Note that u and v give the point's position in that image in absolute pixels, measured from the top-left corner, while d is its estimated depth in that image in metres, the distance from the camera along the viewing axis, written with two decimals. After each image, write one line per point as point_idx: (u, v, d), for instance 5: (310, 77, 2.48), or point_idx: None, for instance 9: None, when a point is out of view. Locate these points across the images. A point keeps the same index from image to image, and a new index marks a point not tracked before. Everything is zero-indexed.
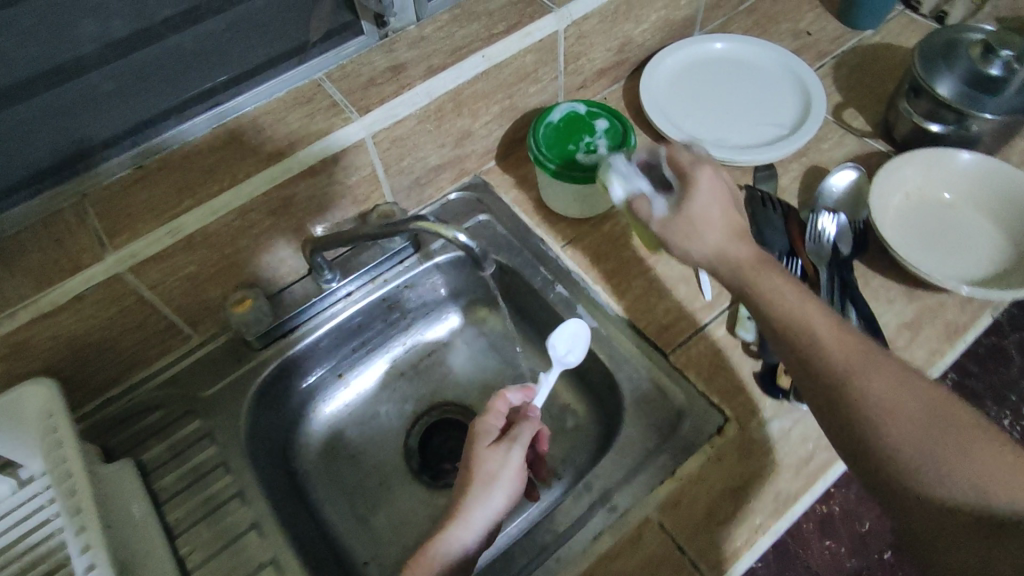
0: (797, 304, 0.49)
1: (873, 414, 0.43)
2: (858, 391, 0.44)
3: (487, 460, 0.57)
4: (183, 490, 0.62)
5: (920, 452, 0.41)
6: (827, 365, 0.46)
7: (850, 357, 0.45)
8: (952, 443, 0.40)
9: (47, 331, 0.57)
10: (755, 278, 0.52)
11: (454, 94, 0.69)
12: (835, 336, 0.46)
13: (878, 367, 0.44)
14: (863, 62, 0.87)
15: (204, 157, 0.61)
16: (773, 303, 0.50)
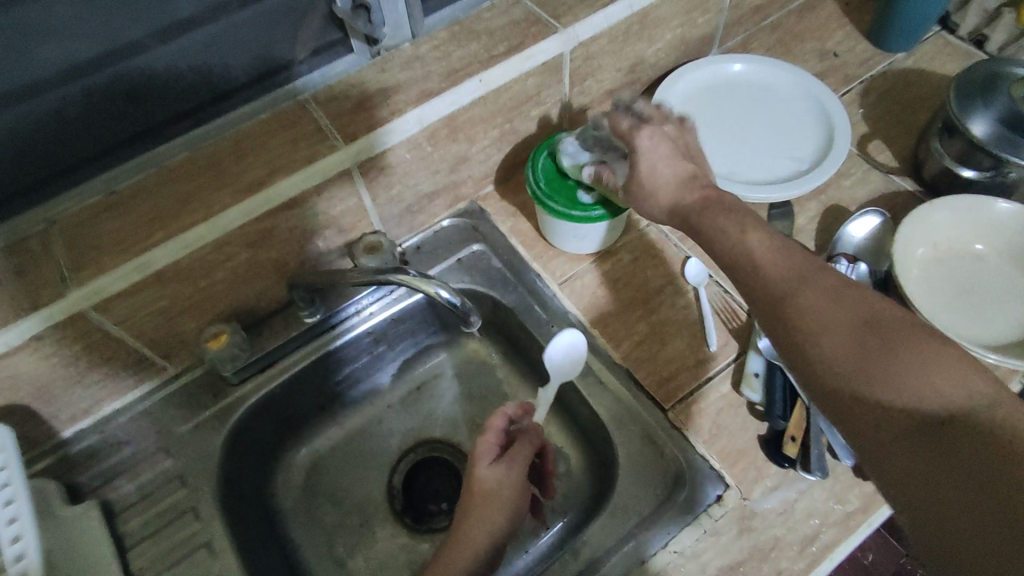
0: (766, 262, 0.46)
1: (856, 376, 0.40)
2: (795, 305, 0.44)
3: (488, 483, 0.55)
4: (151, 534, 0.59)
5: (853, 361, 0.41)
6: (767, 285, 0.46)
7: (823, 309, 0.43)
8: (887, 350, 0.40)
9: (5, 370, 0.54)
10: (700, 221, 0.51)
11: (448, 120, 0.64)
12: (773, 257, 0.46)
13: (851, 316, 0.42)
14: (893, 89, 0.81)
15: (179, 186, 0.58)
16: (743, 264, 0.47)
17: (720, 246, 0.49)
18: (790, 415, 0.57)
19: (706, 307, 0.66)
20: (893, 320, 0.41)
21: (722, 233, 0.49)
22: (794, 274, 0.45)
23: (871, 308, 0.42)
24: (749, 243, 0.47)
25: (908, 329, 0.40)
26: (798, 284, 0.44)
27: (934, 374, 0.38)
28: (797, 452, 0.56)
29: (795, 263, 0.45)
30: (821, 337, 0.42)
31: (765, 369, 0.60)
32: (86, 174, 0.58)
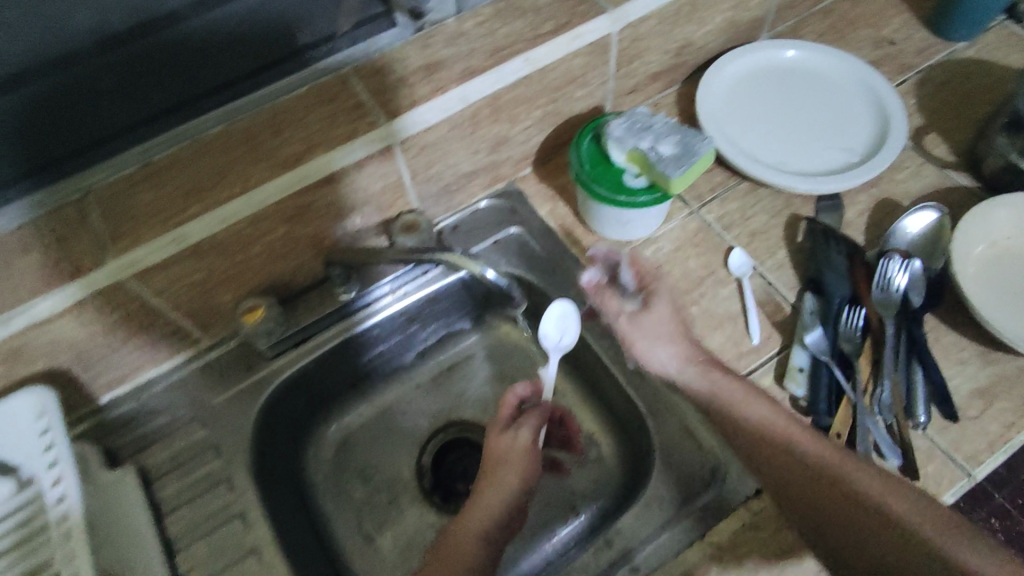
0: (818, 455, 0.51)
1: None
2: (841, 488, 0.49)
3: (497, 447, 0.58)
4: (185, 503, 0.59)
5: (901, 528, 0.47)
6: (813, 492, 0.50)
7: (875, 493, 0.49)
8: (926, 524, 0.46)
9: (45, 336, 0.54)
10: (733, 404, 0.55)
11: (492, 98, 0.63)
12: (812, 452, 0.51)
13: (902, 500, 0.48)
14: (951, 79, 0.78)
15: (216, 155, 0.57)
16: (779, 439, 0.52)
17: (761, 419, 0.53)
18: (836, 411, 0.57)
19: (750, 300, 0.64)
20: (926, 503, 0.48)
21: (765, 415, 0.54)
22: (840, 462, 0.50)
23: (917, 498, 0.48)
24: (800, 449, 0.51)
25: (947, 514, 0.47)
26: (848, 473, 0.50)
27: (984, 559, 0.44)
28: None
29: (841, 453, 0.51)
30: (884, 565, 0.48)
31: (810, 364, 0.59)
32: (120, 146, 0.56)
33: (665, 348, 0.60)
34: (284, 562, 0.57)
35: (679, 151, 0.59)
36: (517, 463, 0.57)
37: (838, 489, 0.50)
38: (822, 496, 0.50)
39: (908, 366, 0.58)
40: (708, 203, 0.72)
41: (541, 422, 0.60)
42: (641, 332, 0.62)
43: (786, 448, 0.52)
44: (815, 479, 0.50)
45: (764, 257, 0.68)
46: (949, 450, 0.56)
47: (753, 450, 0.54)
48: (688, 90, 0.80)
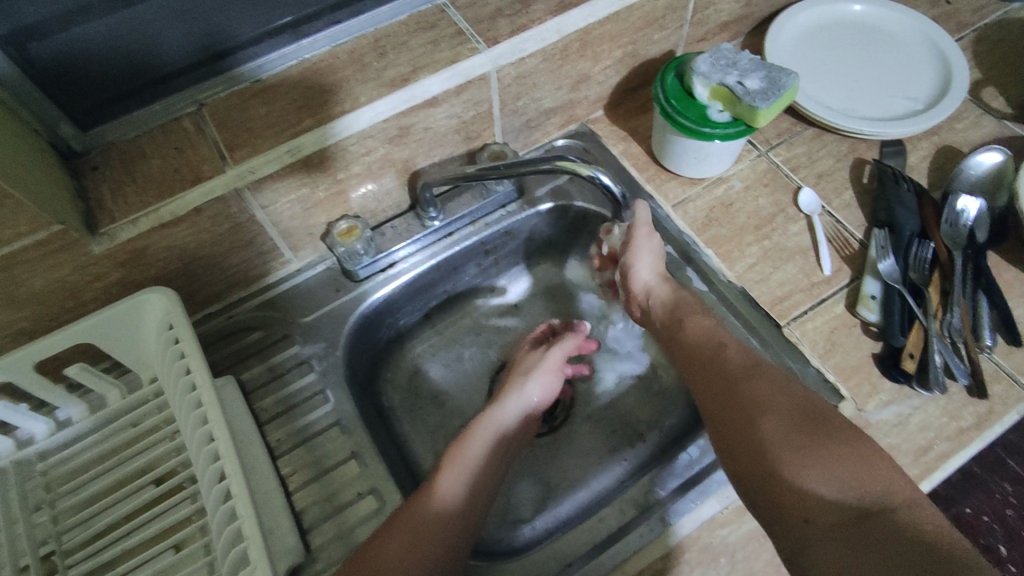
0: (731, 359, 0.53)
1: (792, 485, 0.43)
2: (749, 393, 0.49)
3: (529, 359, 0.68)
4: (283, 414, 0.62)
5: (793, 440, 0.45)
6: (728, 399, 0.50)
7: (770, 393, 0.49)
8: (821, 440, 0.44)
9: (164, 241, 0.57)
10: (677, 321, 0.60)
11: (583, 33, 0.65)
12: (735, 359, 0.53)
13: (794, 400, 0.48)
14: (1007, 38, 0.81)
15: (324, 75, 0.59)
16: (710, 350, 0.55)
17: (695, 332, 0.57)
18: (909, 333, 0.59)
19: (821, 235, 0.68)
20: (815, 404, 0.47)
21: (701, 328, 0.57)
22: (751, 366, 0.52)
23: (809, 400, 0.48)
24: (724, 353, 0.54)
25: (832, 414, 0.46)
26: (750, 373, 0.51)
27: (855, 449, 0.43)
28: (915, 368, 0.58)
29: (755, 361, 0.52)
30: (766, 447, 0.46)
31: (882, 292, 0.62)
32: (232, 63, 0.58)
33: (652, 268, 0.64)
34: (382, 468, 0.59)
35: (766, 85, 0.60)
36: (541, 374, 0.65)
37: (740, 384, 0.51)
38: (727, 386, 0.51)
39: (975, 296, 0.61)
40: (776, 147, 0.75)
41: (573, 346, 0.67)
42: (645, 250, 0.64)
43: (710, 351, 0.55)
44: (728, 374, 0.52)
45: (831, 196, 0.71)
46: (1012, 373, 0.60)
47: (686, 357, 0.57)
48: (754, 41, 0.82)
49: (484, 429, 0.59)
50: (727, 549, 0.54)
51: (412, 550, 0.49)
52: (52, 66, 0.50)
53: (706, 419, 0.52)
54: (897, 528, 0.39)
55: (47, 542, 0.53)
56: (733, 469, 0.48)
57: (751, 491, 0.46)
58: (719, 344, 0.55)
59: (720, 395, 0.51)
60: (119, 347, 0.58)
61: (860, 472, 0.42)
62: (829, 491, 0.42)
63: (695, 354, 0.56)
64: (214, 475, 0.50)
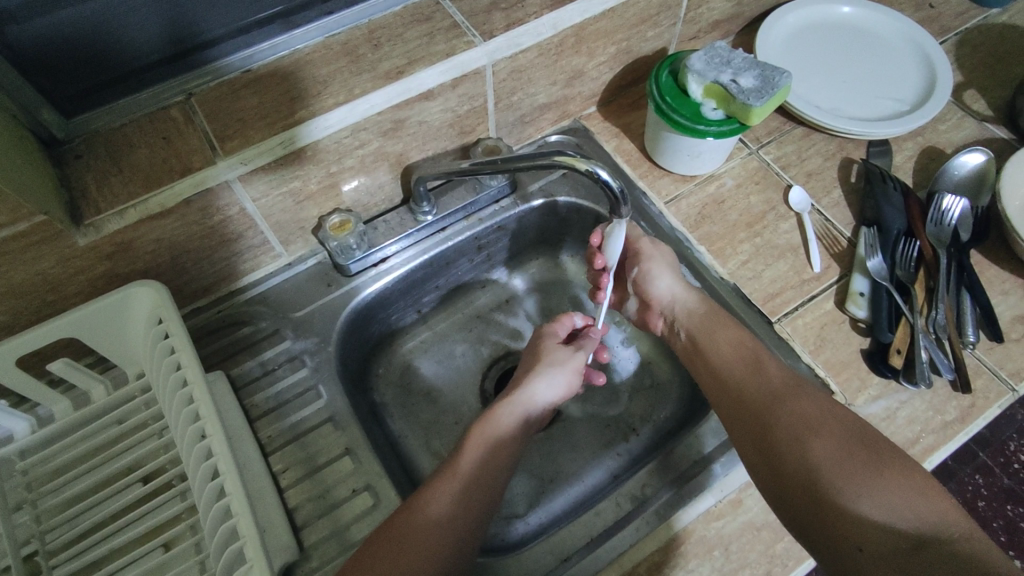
0: (773, 378, 0.55)
1: (846, 510, 0.46)
2: (795, 415, 0.52)
3: (556, 351, 0.66)
4: (274, 410, 0.61)
5: (841, 464, 0.48)
6: (774, 420, 0.52)
7: (816, 416, 0.51)
8: (870, 464, 0.47)
9: (153, 234, 0.55)
10: (704, 331, 0.62)
11: (578, 29, 0.65)
12: (778, 379, 0.55)
13: (840, 423, 0.51)
14: (988, 42, 0.83)
15: (317, 67, 0.58)
16: (750, 365, 0.57)
17: (728, 348, 0.59)
18: (896, 329, 0.60)
19: (810, 233, 0.69)
20: (859, 427, 0.50)
21: (734, 341, 0.59)
22: (790, 386, 0.54)
23: (853, 424, 0.51)
24: (764, 370, 0.56)
25: (878, 438, 0.49)
26: (792, 395, 0.53)
27: (905, 475, 0.46)
28: (902, 363, 0.60)
29: (795, 381, 0.55)
30: (818, 471, 0.48)
31: (870, 289, 0.64)
32: (222, 50, 0.56)
33: (673, 275, 0.65)
34: (376, 464, 0.58)
35: (760, 83, 0.60)
36: (570, 369, 0.65)
37: (786, 406, 0.53)
38: (770, 407, 0.53)
39: (958, 293, 0.62)
40: (766, 145, 0.76)
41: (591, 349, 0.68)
42: (659, 253, 0.66)
43: (747, 368, 0.57)
44: (769, 392, 0.54)
45: (821, 194, 0.72)
46: (994, 368, 0.62)
47: (720, 370, 0.59)
48: (744, 40, 0.83)
49: (509, 413, 0.61)
50: (722, 542, 0.55)
51: (398, 556, 0.48)
52: (35, 51, 0.48)
53: (745, 437, 0.54)
54: (949, 553, 0.42)
55: (29, 542, 0.51)
56: (776, 488, 0.50)
57: (797, 513, 0.48)
58: (755, 360, 0.57)
59: (762, 417, 0.53)
60: (104, 342, 0.56)
61: (912, 498, 0.45)
62: (883, 517, 0.45)
63: (730, 368, 0.58)
64: (207, 473, 0.49)
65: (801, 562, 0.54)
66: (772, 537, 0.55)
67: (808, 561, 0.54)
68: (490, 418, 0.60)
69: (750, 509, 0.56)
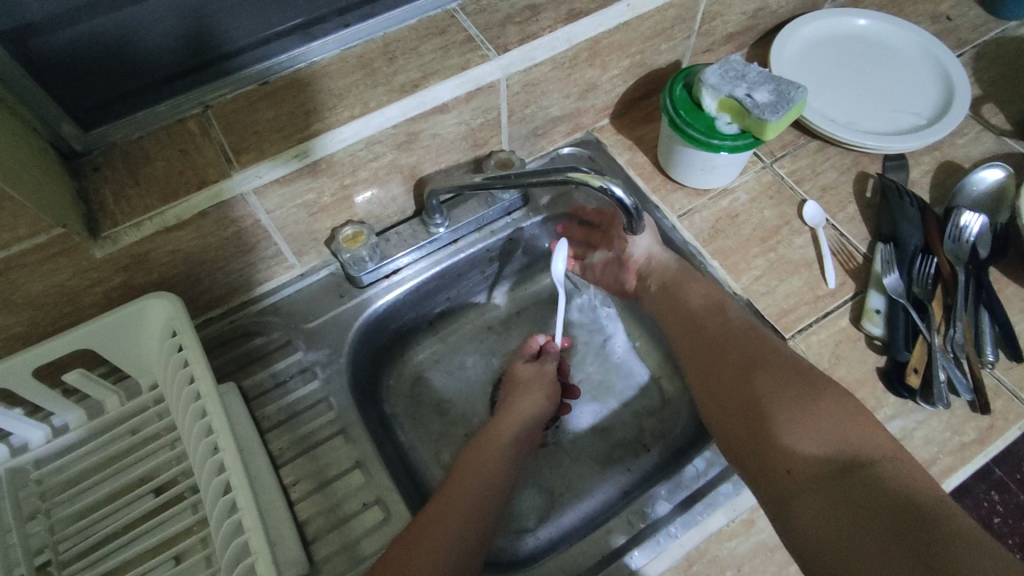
0: (731, 323, 0.60)
1: (779, 440, 0.49)
2: (747, 354, 0.56)
3: (525, 369, 0.68)
4: (285, 421, 0.61)
5: (779, 397, 0.51)
6: (726, 358, 0.57)
7: (765, 357, 0.55)
8: (805, 396, 0.50)
9: (168, 246, 0.56)
10: (675, 283, 0.66)
11: (593, 42, 0.65)
12: (734, 323, 0.60)
13: (785, 365, 0.54)
14: (1006, 55, 0.82)
15: (333, 80, 0.59)
16: (711, 313, 0.62)
17: (693, 298, 0.64)
18: (913, 348, 0.60)
19: (825, 248, 0.68)
20: (805, 369, 0.53)
21: (697, 294, 0.64)
22: (748, 331, 0.59)
23: (798, 365, 0.54)
24: (725, 316, 0.61)
25: (821, 376, 0.52)
26: (748, 337, 0.58)
27: (839, 406, 0.49)
28: (919, 383, 0.59)
29: (750, 327, 0.59)
30: (759, 404, 0.52)
31: (886, 306, 0.63)
32: (244, 61, 0.57)
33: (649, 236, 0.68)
34: (386, 477, 0.58)
35: (775, 98, 0.60)
36: (544, 386, 0.66)
37: (740, 346, 0.57)
38: (725, 345, 0.58)
39: (977, 310, 0.62)
40: (780, 159, 0.75)
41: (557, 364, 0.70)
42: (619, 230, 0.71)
43: (707, 317, 0.62)
44: (724, 334, 0.59)
45: (836, 209, 0.72)
46: (1012, 389, 0.61)
47: (682, 319, 0.64)
48: (758, 52, 0.83)
49: (508, 431, 0.62)
50: (734, 563, 0.54)
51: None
52: (58, 65, 0.49)
53: (701, 378, 0.59)
54: (873, 479, 0.44)
55: (43, 552, 0.51)
56: (724, 423, 0.54)
57: (740, 446, 0.52)
58: (719, 307, 0.62)
59: (717, 356, 0.58)
60: (119, 353, 0.57)
61: (841, 429, 0.47)
62: (810, 442, 0.48)
63: (692, 314, 0.63)
64: (219, 488, 0.49)
65: None
66: (786, 559, 0.54)
67: None
68: (489, 432, 0.62)
69: (763, 529, 0.56)
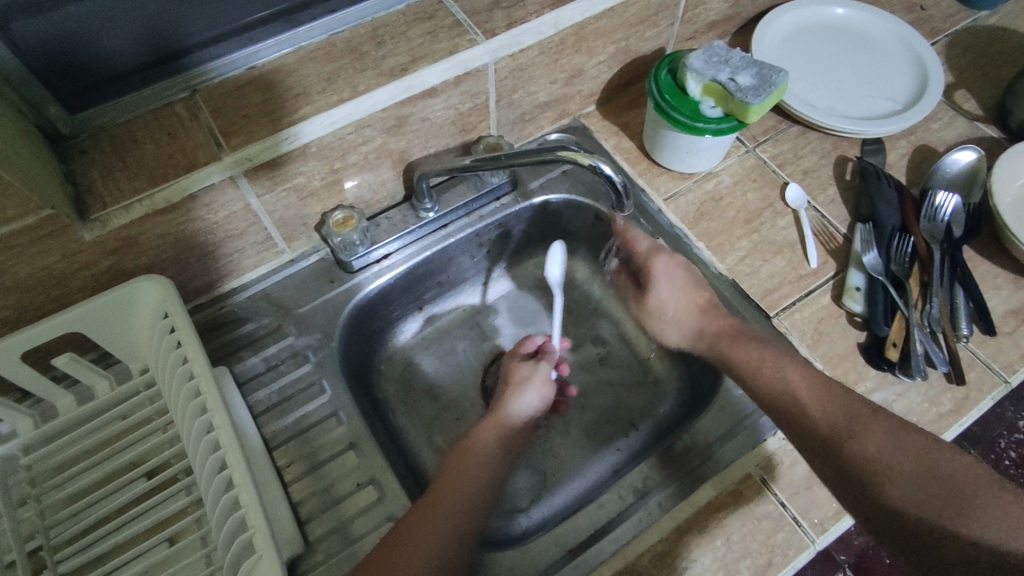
0: (825, 406, 0.50)
1: (944, 549, 0.43)
2: (859, 445, 0.47)
3: (521, 368, 0.64)
4: (278, 405, 0.61)
5: (926, 501, 0.44)
6: (852, 460, 0.47)
7: (892, 443, 0.47)
8: (952, 493, 0.44)
9: (158, 228, 0.55)
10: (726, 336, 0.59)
11: (579, 28, 0.66)
12: (826, 398, 0.51)
13: (916, 445, 0.47)
14: (977, 43, 0.85)
15: (321, 64, 0.59)
16: (793, 390, 0.52)
17: (774, 377, 0.53)
18: (892, 323, 0.62)
19: (807, 229, 0.70)
20: (931, 446, 0.46)
21: (780, 364, 0.54)
22: (852, 412, 0.49)
23: (926, 441, 0.47)
24: (809, 396, 0.51)
25: (946, 454, 0.46)
26: (858, 421, 0.48)
27: (989, 496, 0.43)
28: (898, 356, 0.61)
29: (852, 402, 0.50)
30: (910, 515, 0.44)
31: (866, 284, 0.65)
32: (228, 46, 0.57)
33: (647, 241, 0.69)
34: (380, 458, 0.58)
35: (757, 82, 0.61)
36: (537, 383, 0.62)
37: (854, 437, 0.48)
38: (844, 442, 0.48)
39: (952, 287, 0.64)
40: (763, 143, 0.77)
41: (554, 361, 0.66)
42: (665, 273, 0.64)
43: (803, 404, 0.51)
44: (832, 424, 0.49)
45: (817, 191, 0.73)
46: (987, 361, 0.63)
47: (771, 402, 0.53)
48: (740, 40, 0.85)
49: (491, 431, 0.57)
50: (722, 532, 0.56)
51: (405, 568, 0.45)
52: (42, 49, 0.49)
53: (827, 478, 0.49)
54: None
55: (34, 538, 0.51)
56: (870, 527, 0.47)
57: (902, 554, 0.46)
58: (795, 387, 0.52)
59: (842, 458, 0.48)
60: (108, 338, 0.57)
61: (1013, 516, 0.42)
62: (979, 549, 0.41)
63: (778, 399, 0.52)
64: (215, 467, 0.49)
65: (801, 552, 0.55)
66: (772, 527, 0.56)
67: (808, 550, 0.55)
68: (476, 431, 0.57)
69: (749, 500, 0.57)
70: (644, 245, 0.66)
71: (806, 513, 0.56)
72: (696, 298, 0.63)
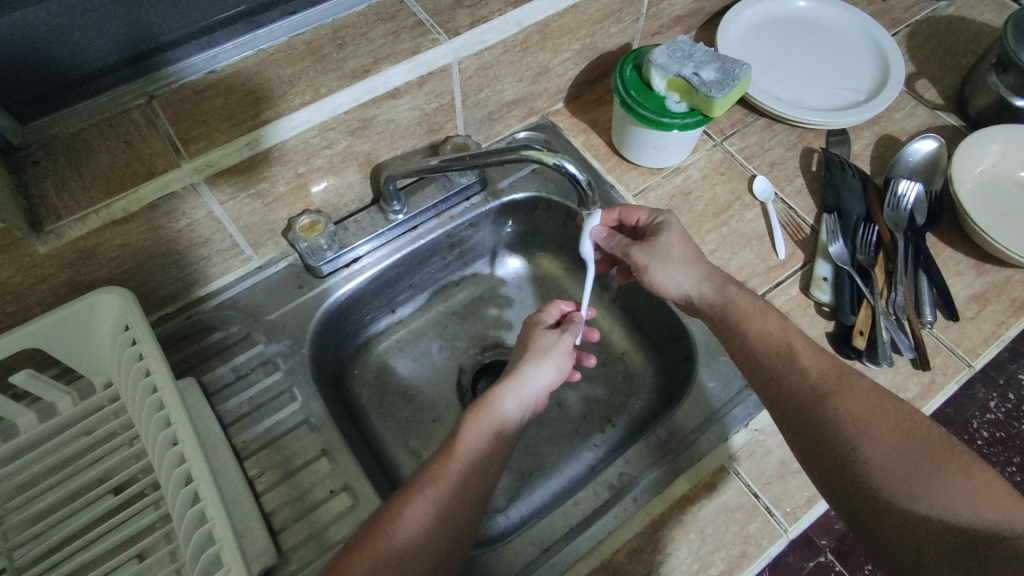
0: (813, 371, 0.50)
1: (898, 511, 0.43)
2: (834, 408, 0.47)
3: (542, 337, 0.61)
4: (249, 414, 0.60)
5: (892, 466, 0.44)
6: (824, 419, 0.48)
7: (867, 414, 0.47)
8: (921, 461, 0.44)
9: (116, 239, 0.54)
10: (728, 297, 0.57)
11: (543, 25, 0.65)
12: (815, 363, 0.50)
13: (890, 418, 0.46)
14: (937, 33, 0.86)
15: (282, 67, 0.58)
16: (785, 351, 0.52)
17: (761, 338, 0.53)
18: (858, 311, 0.63)
19: (775, 221, 0.71)
20: (906, 417, 0.46)
21: (769, 326, 0.54)
22: (834, 378, 0.49)
23: (903, 416, 0.46)
24: (801, 361, 0.51)
25: (922, 426, 0.46)
26: (839, 387, 0.48)
27: (957, 468, 0.43)
28: (865, 344, 0.62)
29: (836, 371, 0.50)
30: (872, 476, 0.45)
31: (833, 274, 0.66)
32: (186, 51, 0.56)
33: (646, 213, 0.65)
34: (353, 463, 0.58)
35: (721, 76, 0.61)
36: (556, 357, 0.59)
37: (831, 400, 0.48)
38: (820, 405, 0.48)
39: (916, 275, 0.65)
40: (730, 137, 0.78)
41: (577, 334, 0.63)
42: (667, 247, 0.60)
43: (788, 365, 0.51)
44: (813, 385, 0.49)
45: (784, 183, 0.74)
46: (951, 346, 0.64)
47: (761, 361, 0.53)
48: (705, 35, 0.85)
49: (481, 415, 0.53)
50: (697, 524, 0.56)
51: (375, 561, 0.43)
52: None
53: (796, 436, 0.50)
54: None
55: None
56: (828, 487, 0.48)
57: (855, 514, 0.46)
58: (789, 349, 0.52)
59: (816, 418, 0.48)
60: (70, 353, 0.55)
61: (974, 494, 0.42)
62: (933, 515, 0.42)
63: (765, 360, 0.52)
64: (181, 480, 0.48)
65: (774, 541, 0.56)
66: (746, 518, 0.56)
67: (781, 539, 0.56)
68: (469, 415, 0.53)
69: (723, 492, 0.58)
70: (645, 214, 0.65)
71: (779, 502, 0.57)
72: (696, 273, 0.59)
